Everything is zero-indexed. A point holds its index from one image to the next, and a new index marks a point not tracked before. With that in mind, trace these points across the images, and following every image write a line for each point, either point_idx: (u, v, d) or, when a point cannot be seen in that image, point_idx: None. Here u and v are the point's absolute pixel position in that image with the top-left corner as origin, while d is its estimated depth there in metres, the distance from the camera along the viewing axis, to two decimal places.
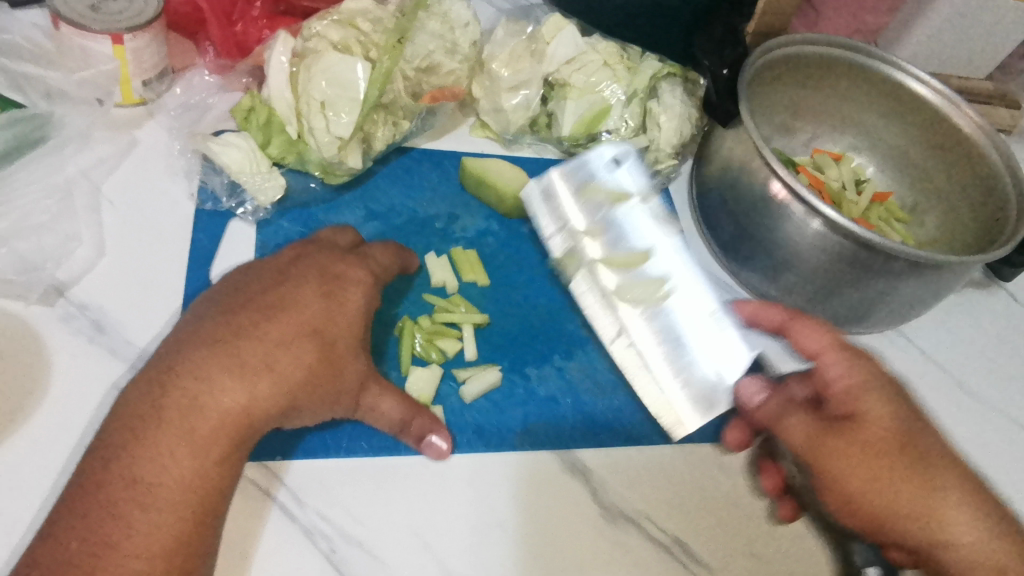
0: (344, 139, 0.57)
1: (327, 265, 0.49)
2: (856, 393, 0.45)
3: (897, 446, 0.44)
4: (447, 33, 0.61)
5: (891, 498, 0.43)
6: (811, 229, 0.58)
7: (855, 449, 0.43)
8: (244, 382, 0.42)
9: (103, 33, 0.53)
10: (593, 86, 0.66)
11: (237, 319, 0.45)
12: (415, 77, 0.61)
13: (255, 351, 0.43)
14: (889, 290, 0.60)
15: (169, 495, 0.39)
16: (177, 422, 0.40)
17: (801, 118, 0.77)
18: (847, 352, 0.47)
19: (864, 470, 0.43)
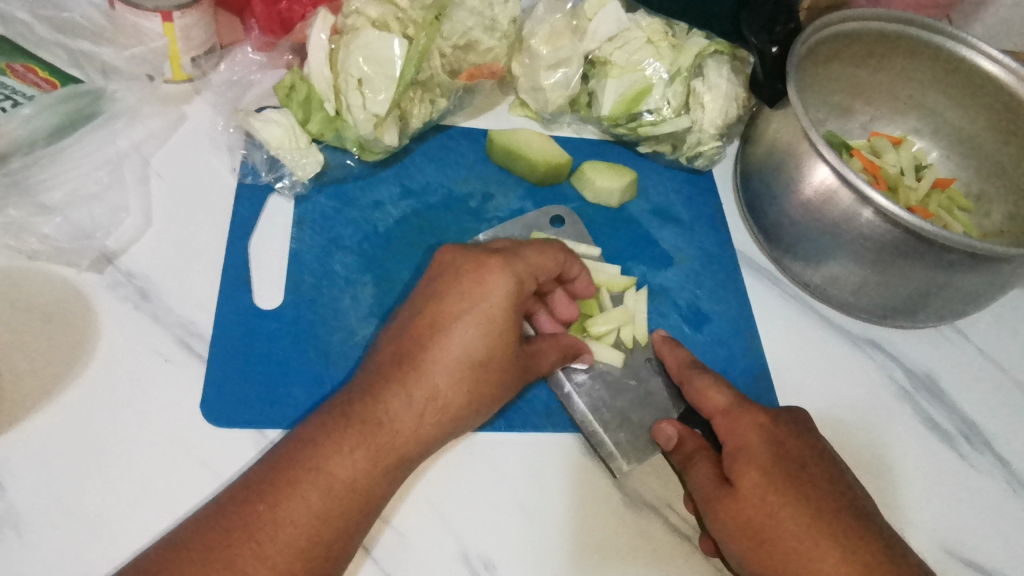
0: (381, 115, 0.58)
1: (466, 272, 0.47)
2: (737, 456, 0.46)
3: (780, 509, 0.44)
4: (486, 9, 0.60)
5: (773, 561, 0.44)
6: (862, 219, 0.56)
7: (734, 509, 0.45)
8: (415, 402, 0.44)
9: (154, 11, 0.55)
10: (634, 64, 0.64)
11: (414, 334, 0.45)
12: (453, 55, 0.61)
13: (422, 371, 0.44)
14: (946, 282, 0.57)
15: (329, 496, 0.40)
16: (350, 427, 0.43)
17: (861, 100, 0.73)
18: (738, 413, 0.48)
19: (744, 531, 0.44)
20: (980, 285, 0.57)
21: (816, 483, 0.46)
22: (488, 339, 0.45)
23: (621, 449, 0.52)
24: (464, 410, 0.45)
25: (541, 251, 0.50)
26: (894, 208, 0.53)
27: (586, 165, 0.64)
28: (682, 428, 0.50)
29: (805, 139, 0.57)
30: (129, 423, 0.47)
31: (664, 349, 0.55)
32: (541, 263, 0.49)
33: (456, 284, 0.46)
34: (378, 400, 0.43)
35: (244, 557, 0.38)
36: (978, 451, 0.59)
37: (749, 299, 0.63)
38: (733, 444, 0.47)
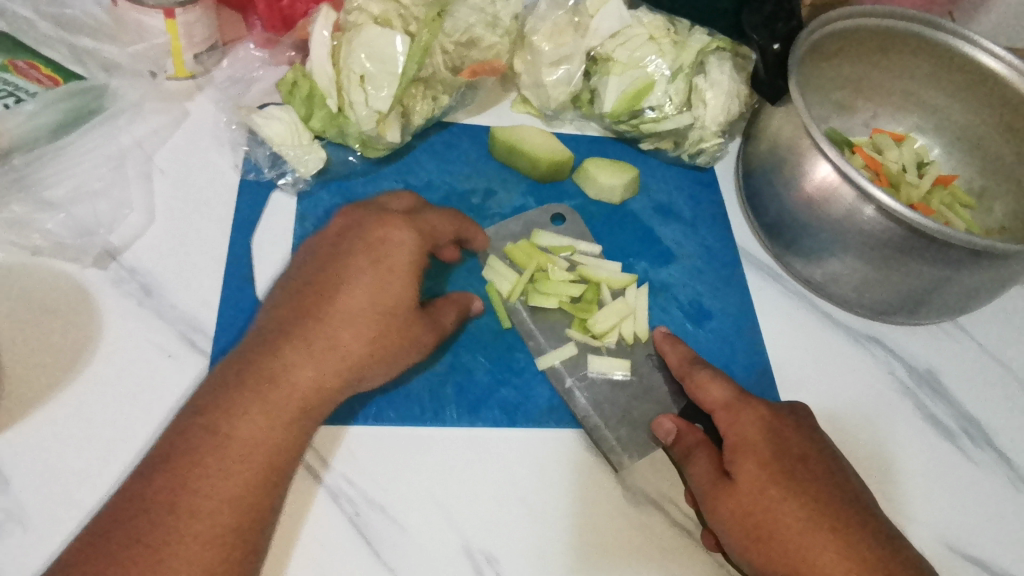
0: (382, 112, 0.58)
1: (370, 233, 0.50)
2: (737, 450, 0.47)
3: (780, 501, 0.44)
4: (487, 6, 0.60)
5: (775, 555, 0.43)
6: (864, 215, 0.56)
7: (734, 502, 0.45)
8: (297, 354, 0.45)
9: (156, 8, 0.55)
10: (636, 61, 0.64)
11: (309, 290, 0.48)
12: (455, 51, 0.60)
13: (313, 324, 0.46)
14: (947, 278, 0.56)
15: (239, 450, 0.41)
16: (257, 387, 0.44)
17: (864, 96, 0.73)
18: (737, 409, 0.49)
19: (744, 524, 0.44)
20: (981, 282, 0.57)
21: (814, 476, 0.46)
22: (383, 288, 0.47)
23: (622, 445, 0.52)
24: (375, 355, 0.47)
25: (440, 215, 0.54)
26: (895, 205, 0.53)
27: (588, 162, 0.64)
28: (680, 422, 0.51)
29: (808, 135, 0.57)
30: (133, 418, 0.47)
31: (665, 345, 0.55)
32: (444, 224, 0.53)
33: (352, 242, 0.50)
34: (276, 355, 0.45)
35: (174, 523, 0.38)
36: (980, 447, 0.59)
37: (751, 296, 0.63)
38: (733, 438, 0.47)
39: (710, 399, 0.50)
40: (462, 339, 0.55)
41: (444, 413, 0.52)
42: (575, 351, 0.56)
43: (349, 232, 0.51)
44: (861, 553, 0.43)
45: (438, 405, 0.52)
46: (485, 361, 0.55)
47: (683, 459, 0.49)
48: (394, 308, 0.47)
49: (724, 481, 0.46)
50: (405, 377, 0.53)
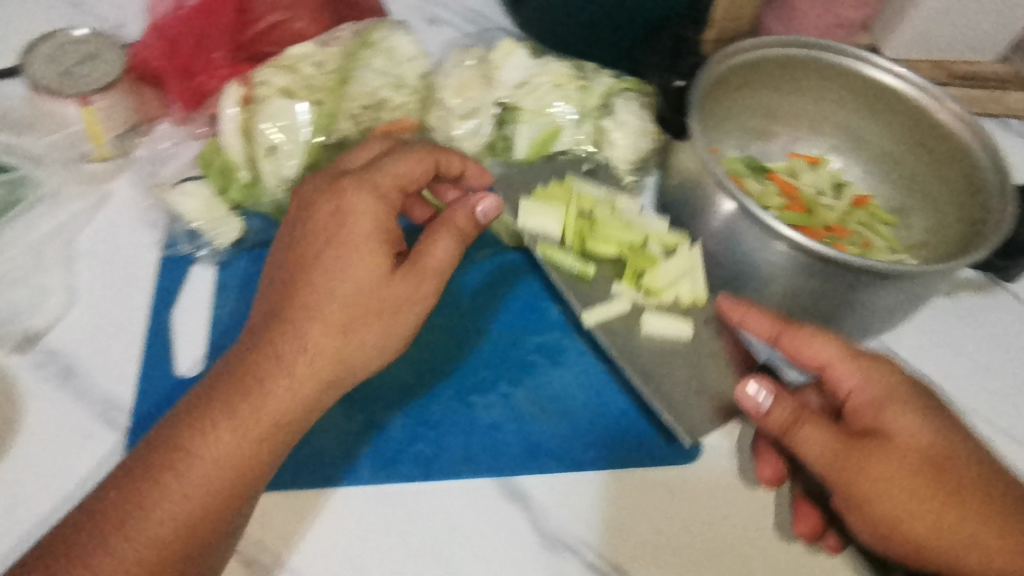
0: (293, 180, 0.61)
1: (322, 223, 0.48)
2: (883, 412, 0.45)
3: (910, 478, 0.43)
4: (393, 68, 0.63)
5: (898, 521, 0.44)
6: (774, 249, 0.55)
7: (930, 482, 0.43)
8: (260, 366, 0.44)
9: (72, 97, 0.58)
10: (543, 107, 0.65)
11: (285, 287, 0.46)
12: (363, 114, 0.62)
13: (282, 331, 0.45)
14: (860, 299, 0.57)
15: (207, 465, 0.41)
16: (231, 399, 0.43)
17: (778, 121, 0.74)
18: (843, 368, 0.47)
19: (867, 485, 0.44)
20: (894, 301, 0.57)
21: (945, 452, 0.44)
22: (352, 286, 0.46)
23: (531, 490, 0.54)
24: (342, 351, 0.46)
25: (411, 161, 0.51)
26: (802, 240, 0.53)
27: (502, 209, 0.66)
28: (773, 386, 0.47)
29: (711, 171, 0.57)
30: (53, 498, 0.49)
31: (748, 310, 0.53)
32: (399, 166, 0.51)
33: (319, 222, 0.48)
34: (248, 359, 0.44)
35: (113, 535, 0.39)
36: None
37: None
38: (871, 393, 0.46)
39: (813, 354, 0.48)
40: (378, 393, 0.57)
41: (358, 470, 0.53)
42: (627, 306, 0.60)
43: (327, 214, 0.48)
44: (992, 512, 0.43)
45: (353, 464, 0.54)
46: (403, 416, 0.56)
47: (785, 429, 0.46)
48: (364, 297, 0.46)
49: (866, 443, 0.44)
50: (321, 438, 0.54)
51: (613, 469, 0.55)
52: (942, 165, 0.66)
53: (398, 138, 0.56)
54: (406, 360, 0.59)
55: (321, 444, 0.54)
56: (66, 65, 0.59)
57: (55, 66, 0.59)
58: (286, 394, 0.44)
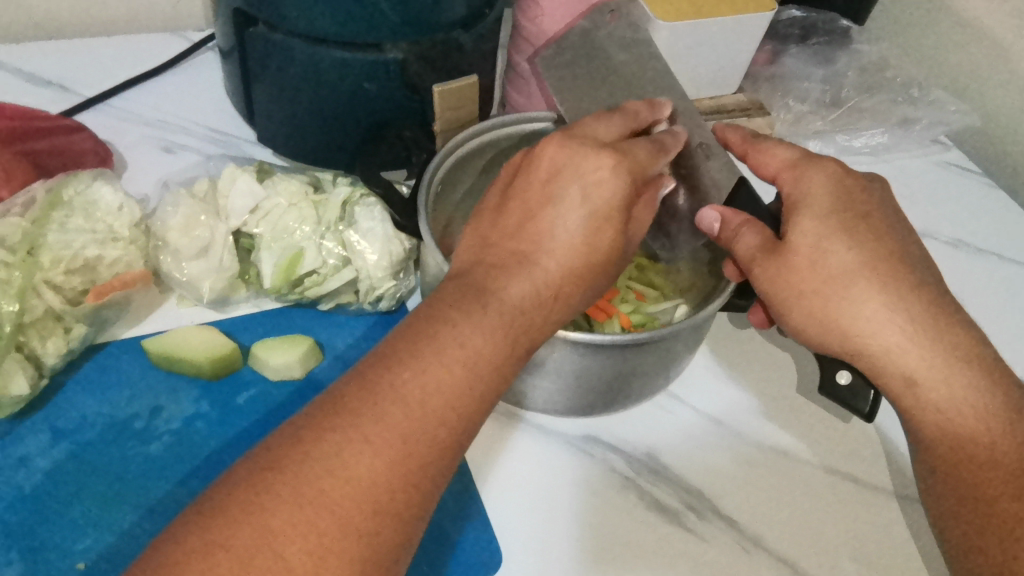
0: None
1: (421, 329, 0.43)
2: (805, 206, 0.51)
3: (825, 213, 0.50)
4: (94, 225, 0.57)
5: (831, 304, 0.48)
6: (563, 351, 0.55)
7: (838, 231, 0.49)
8: (340, 451, 0.38)
9: None
10: (282, 231, 0.62)
11: (358, 385, 0.40)
12: (67, 281, 0.56)
13: (387, 398, 0.40)
14: (636, 368, 0.58)
15: (303, 561, 0.35)
16: (291, 495, 0.36)
17: None
18: (808, 166, 0.52)
19: (812, 278, 0.49)
20: (659, 364, 0.59)
21: (866, 205, 0.51)
22: (515, 298, 0.45)
23: None
24: (468, 401, 0.42)
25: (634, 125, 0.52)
26: (572, 334, 0.53)
27: (257, 345, 0.60)
28: (723, 210, 0.51)
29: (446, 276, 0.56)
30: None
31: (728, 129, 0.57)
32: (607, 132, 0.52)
33: (475, 280, 0.46)
34: (325, 445, 0.38)
35: None
36: (706, 519, 0.59)
37: (477, 447, 0.61)
38: (801, 194, 0.51)
39: (773, 164, 0.54)
40: None
41: None
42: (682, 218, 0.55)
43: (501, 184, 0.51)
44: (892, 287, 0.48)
45: None
46: None
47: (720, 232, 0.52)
48: (503, 327, 0.44)
49: (791, 242, 0.49)
50: None
51: None
52: None
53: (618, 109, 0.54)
54: None
55: None
56: None
57: None
58: (407, 423, 0.39)
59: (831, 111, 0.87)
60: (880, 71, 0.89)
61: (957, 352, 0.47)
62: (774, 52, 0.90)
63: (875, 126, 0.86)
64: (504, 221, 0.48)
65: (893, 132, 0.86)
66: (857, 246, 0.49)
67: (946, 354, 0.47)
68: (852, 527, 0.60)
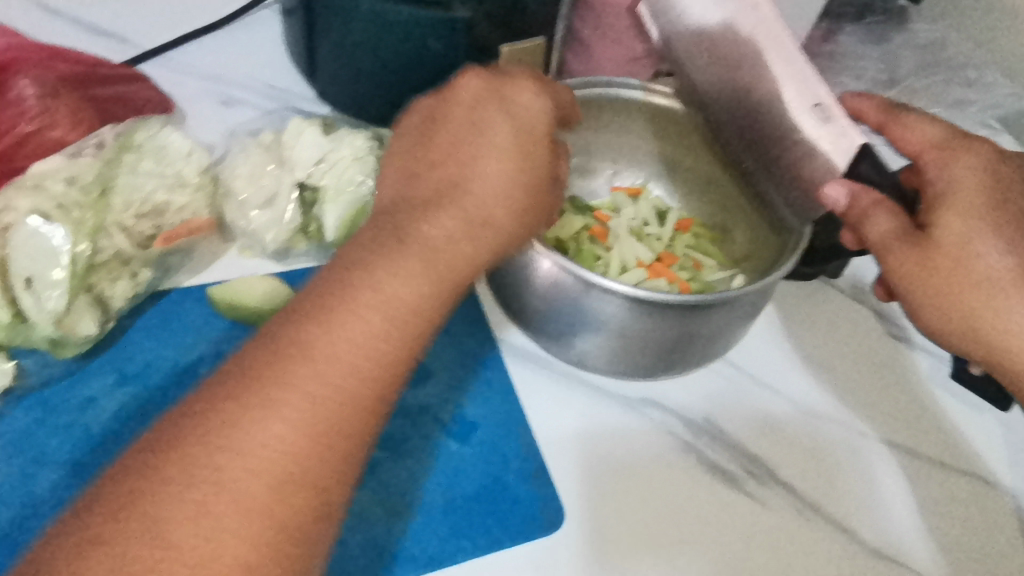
0: (61, 311, 0.52)
1: (337, 279, 0.40)
2: (950, 199, 0.50)
3: (970, 205, 0.49)
4: (165, 169, 0.57)
5: (974, 311, 0.48)
6: (610, 303, 0.55)
7: (988, 231, 0.49)
8: (240, 423, 0.34)
9: None
10: (347, 184, 0.62)
11: (267, 349, 0.37)
12: (137, 225, 0.56)
13: (294, 360, 0.36)
14: (692, 329, 0.57)
15: (194, 548, 0.32)
16: (178, 472, 0.33)
17: (596, 157, 0.73)
18: (957, 154, 0.52)
19: (959, 279, 0.48)
20: (716, 327, 0.58)
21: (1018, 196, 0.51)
22: (441, 239, 0.42)
23: None
24: (395, 344, 0.39)
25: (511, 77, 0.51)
26: (628, 288, 0.53)
27: None
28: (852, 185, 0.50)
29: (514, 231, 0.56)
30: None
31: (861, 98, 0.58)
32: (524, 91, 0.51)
33: (405, 213, 0.43)
34: (239, 413, 0.34)
35: None
36: (765, 485, 0.59)
37: (521, 399, 0.61)
38: (945, 184, 0.51)
39: (915, 140, 0.54)
40: None
41: None
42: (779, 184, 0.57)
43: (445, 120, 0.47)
44: None
45: None
46: None
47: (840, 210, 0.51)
48: (427, 269, 0.41)
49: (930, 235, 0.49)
50: None
51: (476, 558, 0.53)
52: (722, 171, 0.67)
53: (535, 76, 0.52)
54: None
55: None
56: None
57: None
58: (320, 379, 0.36)
59: (885, 90, 0.86)
60: (935, 53, 0.89)
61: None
62: (829, 28, 0.89)
63: (931, 106, 0.85)
64: (428, 156, 0.46)
65: (949, 113, 0.85)
66: (1007, 249, 0.48)
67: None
68: (914, 499, 0.60)
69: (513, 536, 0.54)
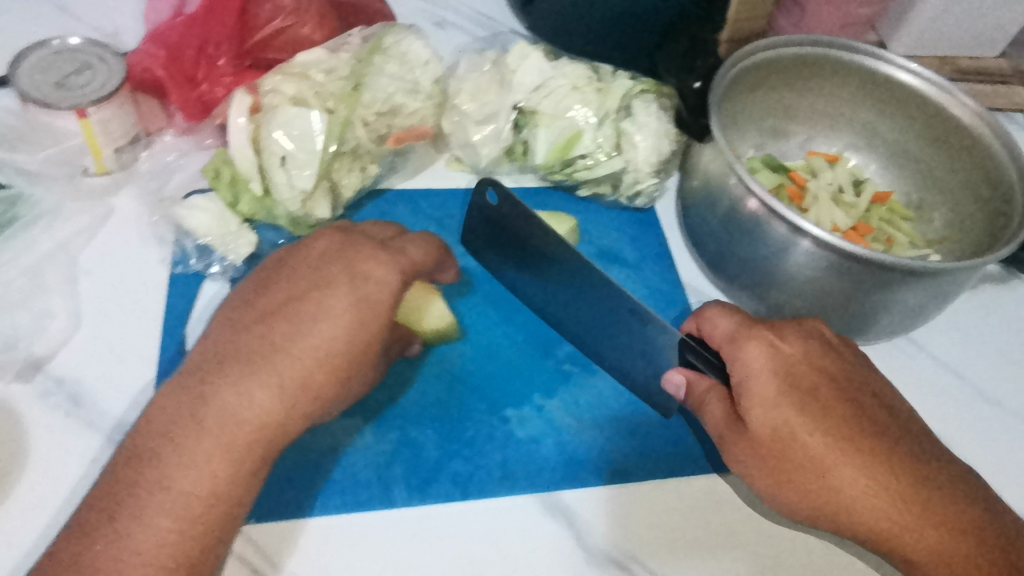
0: (308, 191, 0.57)
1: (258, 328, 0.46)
2: (747, 389, 0.45)
3: (775, 400, 0.45)
4: (405, 74, 0.60)
5: (835, 498, 0.44)
6: (801, 249, 0.55)
7: (797, 414, 0.45)
8: (141, 510, 0.40)
9: (68, 109, 0.53)
10: (562, 111, 0.64)
11: (121, 465, 0.42)
12: (377, 121, 0.59)
13: (149, 488, 0.40)
14: (891, 298, 0.56)
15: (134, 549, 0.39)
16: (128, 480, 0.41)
17: (796, 120, 0.73)
18: (745, 342, 0.47)
19: (810, 472, 0.44)
20: (920, 300, 0.56)
21: (810, 377, 0.46)
22: (237, 404, 0.43)
23: (556, 508, 0.51)
24: (287, 407, 0.44)
25: (378, 225, 0.54)
26: (824, 235, 0.53)
27: (525, 217, 0.64)
28: (686, 375, 0.49)
29: (734, 174, 0.57)
30: (51, 509, 0.46)
31: None
32: (384, 232, 0.53)
33: (221, 366, 0.44)
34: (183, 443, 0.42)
35: None
36: None
37: None
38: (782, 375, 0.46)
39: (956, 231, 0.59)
40: (410, 412, 0.54)
41: (394, 493, 0.50)
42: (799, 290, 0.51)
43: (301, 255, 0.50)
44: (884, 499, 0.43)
45: (387, 485, 0.51)
46: (434, 434, 0.53)
47: (687, 395, 0.49)
48: (227, 445, 0.42)
49: (747, 427, 0.45)
50: (351, 457, 0.51)
51: (662, 480, 0.53)
52: (941, 146, 0.67)
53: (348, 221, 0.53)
54: (435, 375, 0.56)
55: (352, 463, 0.51)
56: (59, 77, 0.55)
57: (52, 77, 0.55)
58: (202, 458, 0.41)
59: None
60: None
61: (964, 521, 0.43)
62: None
63: None
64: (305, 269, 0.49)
65: None
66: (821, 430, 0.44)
67: (944, 529, 0.43)
68: None
69: (697, 465, 0.54)
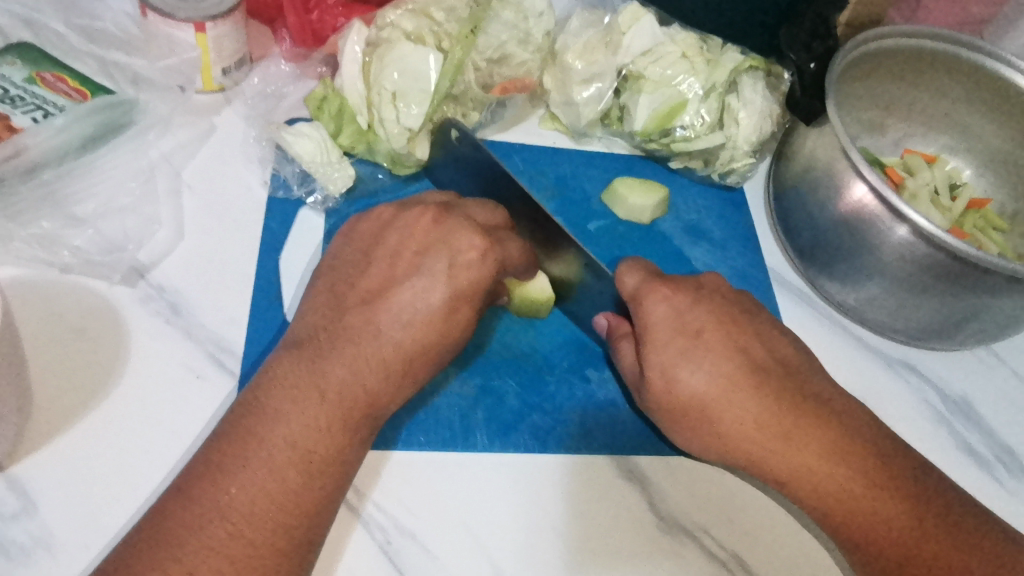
0: (414, 130, 0.57)
1: (364, 289, 0.44)
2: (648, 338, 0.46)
3: (663, 339, 0.46)
4: (520, 22, 0.60)
5: (719, 431, 0.45)
6: (896, 236, 0.55)
7: (680, 355, 0.45)
8: (249, 462, 0.37)
9: (186, 22, 0.53)
10: (668, 79, 0.63)
11: (237, 414, 0.40)
12: (487, 68, 0.60)
13: (247, 439, 0.38)
14: (985, 307, 0.56)
15: (242, 502, 0.36)
16: (236, 436, 0.38)
17: (895, 115, 0.72)
18: (645, 297, 0.47)
19: (683, 406, 0.45)
20: (1016, 310, 0.55)
21: (697, 320, 0.47)
22: (351, 379, 0.41)
23: (634, 473, 0.51)
24: (396, 374, 0.42)
25: (484, 208, 0.50)
26: (926, 224, 0.53)
27: (619, 181, 0.63)
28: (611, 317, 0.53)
29: (844, 158, 0.56)
30: (147, 412, 0.46)
31: None
32: (488, 218, 0.49)
33: (331, 339, 0.42)
34: (283, 404, 0.39)
35: (201, 538, 0.35)
36: (1016, 477, 0.57)
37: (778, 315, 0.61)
38: (674, 317, 0.46)
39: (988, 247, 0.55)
40: (495, 361, 0.54)
41: (476, 438, 0.51)
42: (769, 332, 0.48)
43: (394, 231, 0.47)
44: (762, 429, 0.44)
45: (470, 429, 0.51)
46: (518, 386, 0.53)
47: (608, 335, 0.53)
48: (341, 413, 0.40)
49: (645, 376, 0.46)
50: (437, 398, 0.51)
51: None
52: None
53: (444, 200, 0.50)
54: (522, 328, 0.56)
55: (437, 405, 0.51)
56: None
57: None
58: (308, 423, 0.39)
59: None
60: None
61: (847, 446, 0.44)
62: None
63: None
64: (397, 242, 0.46)
65: None
66: (703, 367, 0.45)
67: (812, 451, 0.44)
68: None
69: None
